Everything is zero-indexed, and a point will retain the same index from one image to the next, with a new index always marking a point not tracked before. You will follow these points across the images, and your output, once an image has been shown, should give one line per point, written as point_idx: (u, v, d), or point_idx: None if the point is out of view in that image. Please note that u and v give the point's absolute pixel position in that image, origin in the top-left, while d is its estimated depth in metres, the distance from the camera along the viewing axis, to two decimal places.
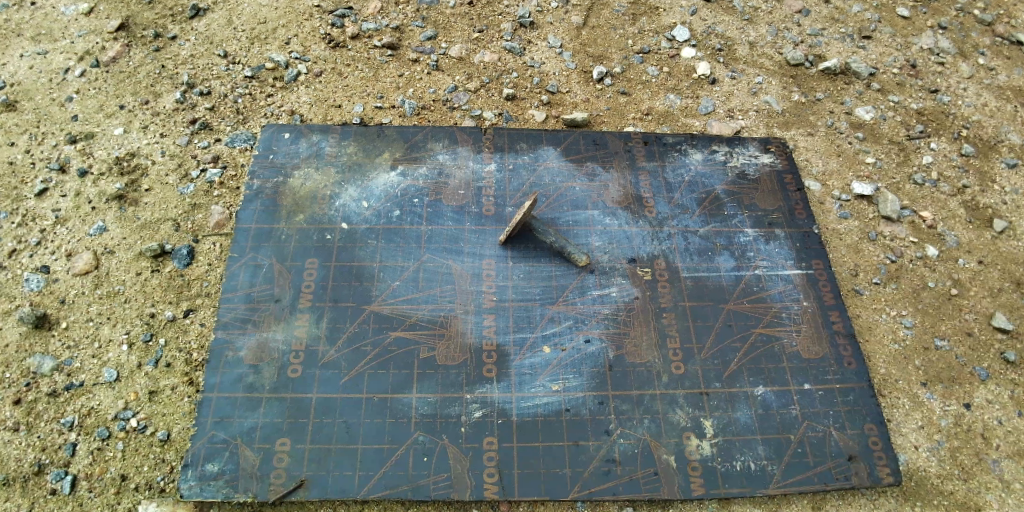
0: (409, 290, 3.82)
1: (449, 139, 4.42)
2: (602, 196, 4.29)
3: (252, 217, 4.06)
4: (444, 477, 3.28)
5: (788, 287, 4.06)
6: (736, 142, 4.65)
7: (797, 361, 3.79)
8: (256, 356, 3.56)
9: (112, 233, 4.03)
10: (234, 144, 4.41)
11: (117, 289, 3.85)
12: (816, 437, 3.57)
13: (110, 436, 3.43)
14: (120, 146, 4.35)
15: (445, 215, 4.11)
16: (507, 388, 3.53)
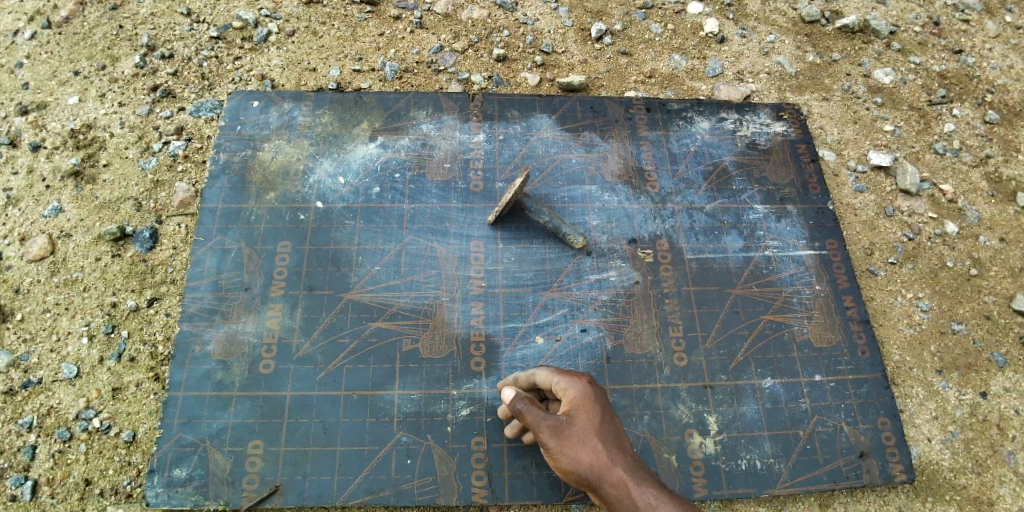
0: (390, 276, 3.53)
1: (433, 107, 4.04)
2: (600, 170, 3.96)
3: (218, 196, 3.72)
4: (429, 480, 3.07)
5: (800, 269, 3.76)
6: (746, 108, 4.26)
7: (808, 350, 3.54)
8: (225, 351, 3.29)
9: (69, 214, 3.70)
10: (199, 113, 4.03)
11: (75, 276, 3.55)
12: (826, 433, 3.36)
13: (72, 438, 3.21)
14: (75, 117, 3.97)
15: (429, 191, 3.78)
16: (496, 383, 3.28)
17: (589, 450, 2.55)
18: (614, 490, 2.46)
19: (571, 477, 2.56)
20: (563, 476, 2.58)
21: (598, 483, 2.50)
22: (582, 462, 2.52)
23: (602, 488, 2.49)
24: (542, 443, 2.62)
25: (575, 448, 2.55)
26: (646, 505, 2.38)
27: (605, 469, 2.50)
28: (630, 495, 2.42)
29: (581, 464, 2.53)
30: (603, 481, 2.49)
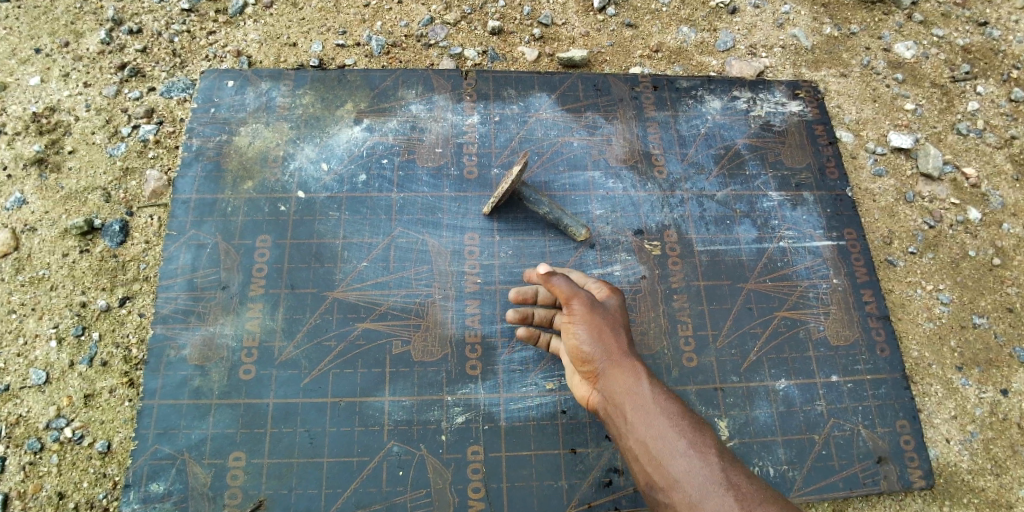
0: (378, 272, 3.29)
1: (423, 85, 3.75)
2: (604, 154, 3.68)
3: (191, 186, 3.45)
4: (423, 493, 2.89)
5: (817, 262, 3.52)
6: (761, 86, 3.96)
7: (824, 349, 3.34)
8: (202, 356, 3.08)
9: (33, 206, 3.43)
10: (170, 94, 3.74)
11: (41, 274, 3.30)
12: (843, 438, 3.19)
13: (43, 449, 3.01)
14: (37, 99, 3.66)
15: (420, 179, 3.52)
16: (494, 388, 3.08)
17: (611, 334, 2.55)
18: (624, 375, 2.43)
19: (584, 353, 2.54)
20: (576, 351, 2.57)
21: (609, 366, 2.48)
22: (601, 339, 2.52)
23: (611, 372, 2.47)
24: (566, 315, 2.63)
25: (598, 327, 2.55)
26: (651, 395, 2.34)
27: (620, 356, 2.49)
28: (637, 385, 2.38)
29: (599, 343, 2.52)
30: (614, 365, 2.47)
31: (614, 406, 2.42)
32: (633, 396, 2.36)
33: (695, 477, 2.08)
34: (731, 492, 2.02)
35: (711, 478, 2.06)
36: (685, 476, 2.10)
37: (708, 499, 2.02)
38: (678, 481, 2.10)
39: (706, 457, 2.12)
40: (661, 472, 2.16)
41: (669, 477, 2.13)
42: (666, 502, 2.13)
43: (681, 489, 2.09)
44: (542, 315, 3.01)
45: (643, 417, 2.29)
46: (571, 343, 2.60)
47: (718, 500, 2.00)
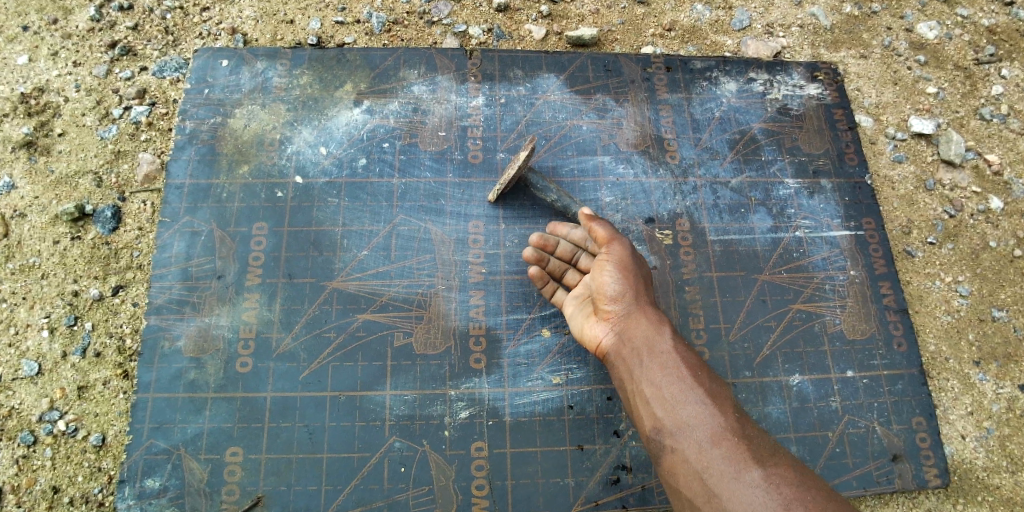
0: (379, 261, 3.18)
1: (426, 65, 3.59)
2: (614, 138, 3.53)
3: (185, 170, 3.33)
4: (426, 490, 2.81)
5: (834, 253, 3.40)
6: (778, 67, 3.79)
7: (840, 343, 3.23)
8: (198, 347, 2.99)
9: (21, 191, 3.30)
10: (163, 73, 3.59)
11: (31, 262, 3.19)
12: (857, 435, 3.09)
13: (37, 442, 2.94)
14: (25, 79, 3.51)
15: (422, 163, 3.38)
16: (499, 382, 2.98)
17: (639, 284, 2.73)
18: (648, 323, 2.62)
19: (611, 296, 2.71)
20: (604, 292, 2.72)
21: (634, 312, 2.66)
22: (632, 286, 2.71)
23: (635, 319, 2.64)
24: (602, 257, 2.79)
25: (631, 276, 2.73)
26: (671, 345, 2.55)
27: (646, 305, 2.68)
28: (660, 333, 2.57)
29: (628, 290, 2.70)
30: (640, 313, 2.66)
31: (632, 350, 2.60)
32: (655, 342, 2.55)
33: (710, 424, 2.30)
34: (740, 441, 2.26)
35: (723, 426, 2.29)
36: (699, 422, 2.31)
37: (719, 444, 2.24)
38: (692, 425, 2.32)
39: (719, 407, 2.36)
40: (675, 415, 2.36)
41: (682, 421, 2.34)
42: (673, 442, 2.34)
43: (693, 430, 2.31)
44: (556, 266, 3.03)
45: (664, 363, 2.49)
46: (599, 286, 2.75)
47: (728, 446, 2.24)
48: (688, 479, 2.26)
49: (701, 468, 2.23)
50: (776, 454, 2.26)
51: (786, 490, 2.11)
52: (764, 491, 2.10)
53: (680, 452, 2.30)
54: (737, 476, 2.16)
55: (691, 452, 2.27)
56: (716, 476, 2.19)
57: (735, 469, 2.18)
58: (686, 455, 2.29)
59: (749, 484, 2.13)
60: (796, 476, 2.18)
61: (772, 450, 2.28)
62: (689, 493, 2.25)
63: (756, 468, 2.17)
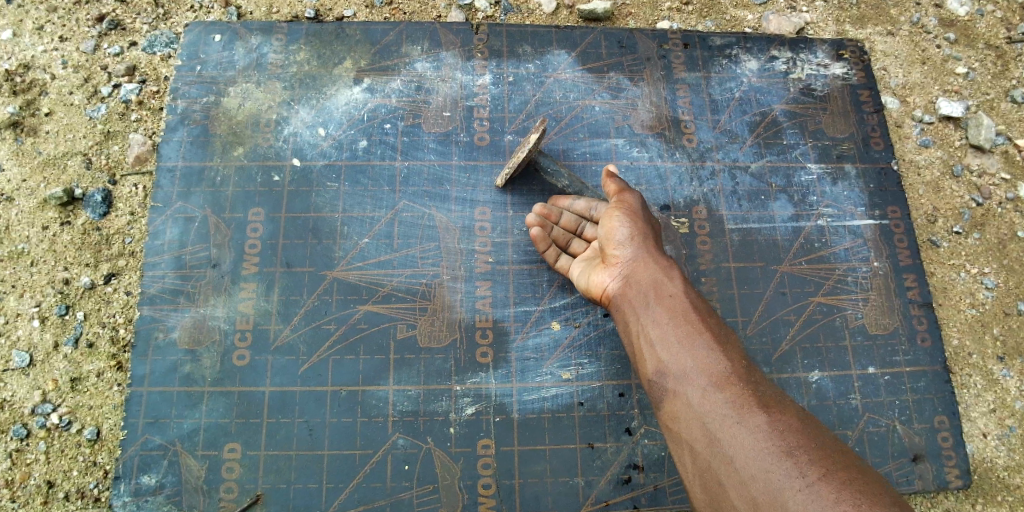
0: (381, 250, 3.03)
1: (430, 41, 3.40)
2: (628, 119, 3.35)
3: (177, 152, 3.18)
4: (430, 489, 2.72)
5: (857, 243, 3.24)
6: (802, 45, 3.58)
7: (862, 338, 3.10)
8: (193, 339, 2.90)
9: (8, 173, 3.16)
10: (153, 49, 3.41)
11: (20, 248, 3.06)
12: (878, 434, 2.98)
13: (30, 436, 2.84)
14: (9, 55, 3.34)
15: (426, 146, 3.21)
16: (506, 378, 2.87)
17: (649, 231, 2.61)
18: (656, 268, 2.50)
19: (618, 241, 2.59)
20: (610, 237, 2.61)
21: (642, 258, 2.54)
22: (640, 234, 2.59)
23: (643, 265, 2.52)
24: (612, 207, 2.69)
25: (638, 224, 2.62)
26: (680, 290, 2.42)
27: (654, 250, 2.56)
28: (668, 279, 2.46)
29: (636, 235, 2.59)
30: (648, 258, 2.53)
31: (638, 295, 2.48)
32: (663, 287, 2.43)
33: (715, 367, 2.16)
34: (746, 386, 2.11)
35: (729, 370, 2.15)
36: (703, 366, 2.18)
37: (723, 388, 2.10)
38: (696, 369, 2.18)
39: (727, 352, 2.21)
40: (679, 358, 2.24)
41: (686, 364, 2.21)
42: (676, 385, 2.22)
43: (696, 374, 2.17)
44: (560, 234, 2.94)
45: (671, 308, 2.36)
46: (606, 233, 2.64)
47: (733, 390, 2.09)
48: (689, 423, 2.13)
49: (703, 411, 2.10)
50: (785, 404, 2.09)
51: (792, 437, 1.94)
52: (766, 437, 1.94)
53: (682, 396, 2.18)
54: (739, 419, 2.01)
55: (693, 396, 2.14)
56: (718, 420, 2.05)
57: (738, 413, 2.03)
58: (688, 398, 2.16)
59: (752, 429, 1.98)
60: (805, 425, 2.00)
61: (782, 399, 2.12)
62: (689, 439, 2.12)
63: (761, 414, 2.01)
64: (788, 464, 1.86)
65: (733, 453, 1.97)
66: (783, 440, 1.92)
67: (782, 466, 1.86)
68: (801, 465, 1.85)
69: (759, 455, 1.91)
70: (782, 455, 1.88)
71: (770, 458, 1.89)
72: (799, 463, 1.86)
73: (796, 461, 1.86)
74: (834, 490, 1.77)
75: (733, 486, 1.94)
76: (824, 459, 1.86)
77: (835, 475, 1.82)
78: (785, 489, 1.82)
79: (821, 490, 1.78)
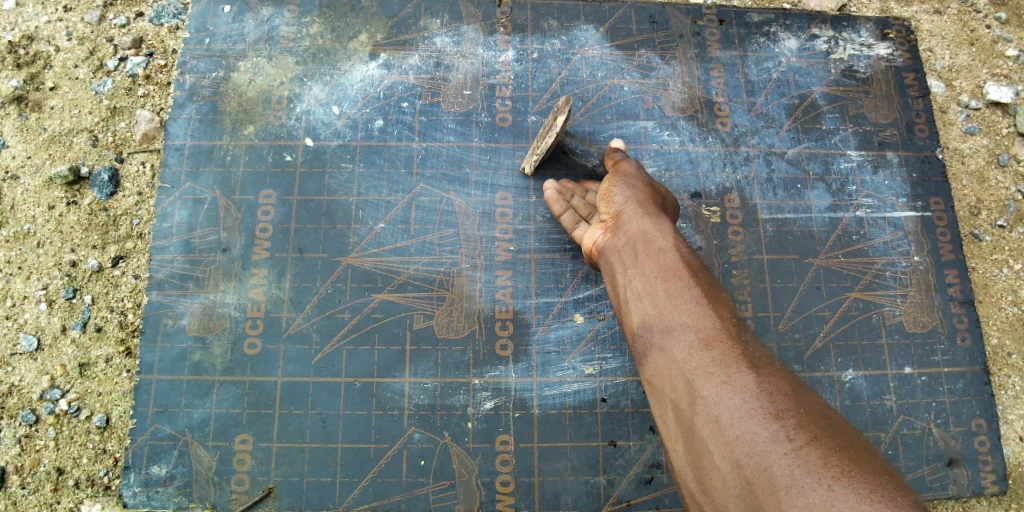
0: (397, 236, 2.91)
1: (450, 14, 3.22)
2: (659, 100, 3.18)
3: (186, 130, 3.05)
4: (446, 485, 2.64)
5: (897, 236, 3.07)
6: (845, 23, 3.37)
7: (899, 336, 2.95)
8: (203, 326, 2.80)
9: (14, 151, 3.05)
10: (160, 20, 3.26)
11: (26, 229, 2.96)
12: (912, 437, 2.85)
13: (39, 422, 2.78)
14: (13, 26, 3.20)
15: (445, 126, 3.06)
16: (526, 372, 2.76)
17: (644, 193, 2.54)
18: (646, 223, 2.40)
19: (612, 198, 2.54)
20: (607, 196, 2.55)
21: (633, 212, 2.46)
22: (636, 194, 2.52)
23: (634, 220, 2.43)
24: (611, 174, 2.65)
25: (634, 186, 2.56)
26: (670, 244, 2.29)
27: (649, 208, 2.46)
28: (658, 233, 2.34)
29: (632, 194, 2.52)
30: (639, 214, 2.44)
31: (628, 250, 2.37)
32: (652, 240, 2.31)
33: (703, 324, 1.97)
34: (736, 345, 1.91)
35: (718, 327, 1.96)
36: (691, 322, 1.99)
37: (711, 345, 1.90)
38: (683, 324, 2.00)
39: (717, 310, 2.03)
40: (666, 312, 2.06)
41: (673, 319, 2.03)
42: (661, 340, 2.03)
43: (683, 329, 1.99)
44: (581, 205, 2.79)
45: (661, 262, 2.22)
46: (603, 194, 2.59)
47: (721, 349, 1.90)
48: (672, 378, 1.94)
49: (687, 367, 1.91)
50: (777, 369, 1.89)
51: (782, 401, 1.74)
52: (754, 397, 1.75)
53: (666, 352, 1.99)
54: (726, 378, 1.81)
55: (678, 352, 1.95)
56: (703, 377, 1.85)
57: (724, 372, 1.84)
58: (672, 355, 1.97)
59: (739, 388, 1.78)
60: (796, 392, 1.80)
61: (773, 365, 1.91)
62: (671, 397, 1.93)
63: (750, 374, 1.81)
64: (776, 427, 1.66)
65: (718, 412, 1.77)
66: (771, 402, 1.72)
67: (768, 428, 1.66)
68: (789, 430, 1.65)
69: (744, 415, 1.71)
70: (769, 417, 1.69)
71: (755, 419, 1.69)
72: (788, 427, 1.66)
73: (784, 425, 1.66)
74: (822, 456, 1.57)
75: (715, 448, 1.74)
76: (814, 427, 1.66)
77: (825, 443, 1.61)
78: (769, 453, 1.62)
79: (809, 454, 1.58)
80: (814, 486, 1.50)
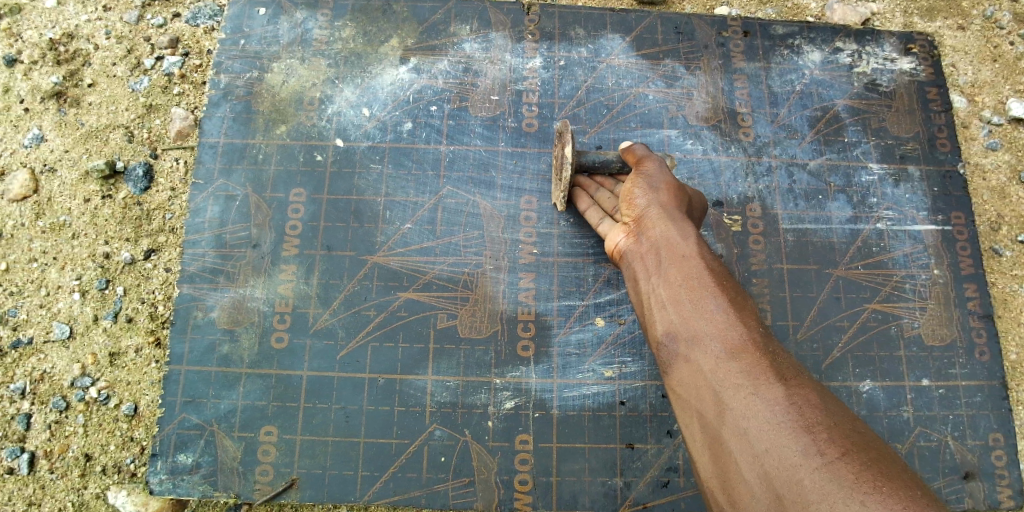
0: (423, 236, 2.96)
1: (479, 21, 3.29)
2: (682, 110, 3.22)
3: (220, 128, 3.13)
4: (466, 482, 2.68)
5: (917, 249, 3.09)
6: (868, 37, 3.40)
7: (917, 349, 2.97)
8: (232, 319, 2.87)
9: (53, 144, 3.13)
10: (197, 22, 3.34)
11: (62, 221, 3.04)
12: (929, 449, 2.86)
13: (69, 408, 2.84)
14: (54, 24, 3.29)
15: (472, 130, 3.12)
16: (547, 373, 2.80)
17: (669, 195, 2.51)
18: (670, 229, 2.39)
19: (634, 200, 2.53)
20: (629, 198, 2.54)
21: (656, 217, 2.44)
22: (658, 196, 2.50)
23: (657, 225, 2.41)
24: (632, 174, 2.61)
25: (657, 187, 2.53)
26: (694, 251, 2.30)
27: (672, 211, 2.45)
28: (682, 239, 2.34)
29: (654, 197, 2.50)
30: (663, 219, 2.42)
31: (652, 256, 2.36)
32: (676, 247, 2.32)
33: (730, 334, 1.98)
34: (763, 356, 1.93)
35: (745, 337, 1.98)
36: (718, 332, 2.01)
37: (737, 356, 1.93)
38: (711, 334, 2.01)
39: (743, 318, 2.04)
40: (692, 322, 2.08)
41: (699, 328, 2.05)
42: (687, 349, 2.04)
43: (710, 339, 2.00)
44: (604, 200, 2.81)
45: (684, 268, 2.23)
46: (625, 196, 2.58)
47: (748, 359, 1.92)
48: (698, 389, 1.96)
49: (713, 378, 1.93)
50: (805, 378, 1.91)
51: (812, 413, 1.76)
52: (784, 410, 1.77)
53: (692, 361, 2.01)
54: (755, 390, 1.84)
55: (705, 361, 1.97)
56: (731, 388, 1.88)
57: (753, 384, 1.86)
58: (699, 364, 1.99)
59: (768, 400, 1.80)
60: (824, 403, 1.82)
61: (800, 375, 1.93)
62: (698, 407, 1.95)
63: (778, 386, 1.83)
64: (807, 440, 1.68)
65: (747, 424, 1.79)
66: (801, 415, 1.75)
67: (800, 442, 1.69)
68: (821, 443, 1.67)
69: (775, 428, 1.74)
70: (800, 430, 1.71)
71: (786, 432, 1.72)
72: (819, 440, 1.68)
73: (815, 438, 1.69)
74: (855, 470, 1.59)
75: (744, 460, 1.76)
76: (846, 440, 1.69)
77: (857, 456, 1.64)
78: (800, 467, 1.64)
79: (841, 469, 1.60)
80: (847, 501, 1.53)
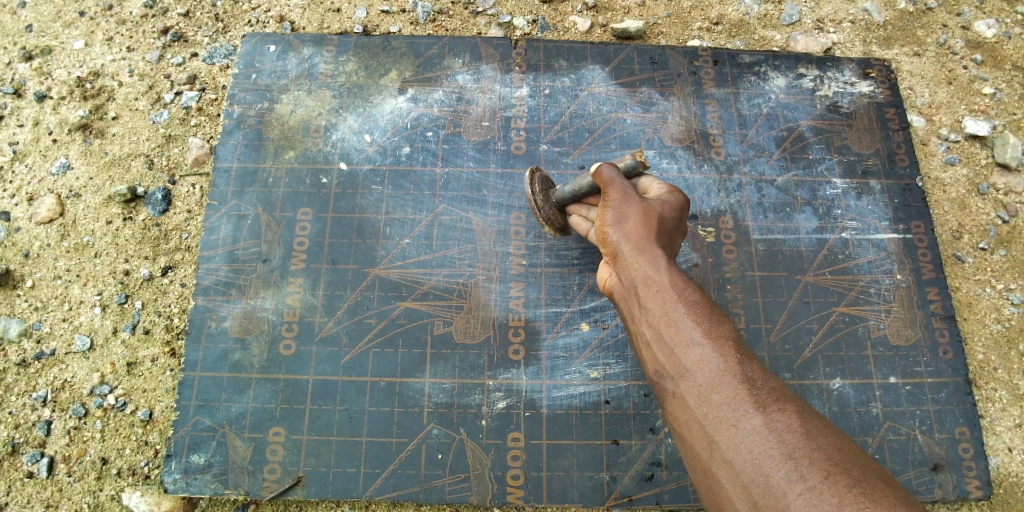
0: (421, 250, 3.20)
1: (471, 55, 3.59)
2: (658, 132, 3.50)
3: (233, 154, 3.40)
4: (461, 478, 2.85)
5: (880, 256, 3.32)
6: (829, 64, 3.69)
7: (883, 348, 3.17)
8: (243, 329, 3.08)
9: (78, 171, 3.40)
10: (212, 60, 3.64)
11: (85, 241, 3.28)
12: (898, 442, 3.04)
13: (88, 415, 3.03)
14: (82, 63, 3.60)
15: (465, 153, 3.39)
16: (536, 375, 2.99)
17: (638, 225, 2.56)
18: (644, 263, 2.45)
19: (607, 237, 2.61)
20: (602, 236, 2.62)
21: (630, 253, 2.51)
22: (627, 228, 2.56)
23: (631, 260, 2.49)
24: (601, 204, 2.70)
25: (625, 215, 2.59)
26: (668, 282, 2.35)
27: (642, 241, 2.51)
28: (655, 271, 2.39)
29: (623, 230, 2.56)
30: (635, 252, 2.49)
31: (633, 292, 2.44)
32: (652, 282, 2.37)
33: (709, 367, 2.05)
34: (742, 384, 1.98)
35: (723, 367, 2.04)
36: (698, 366, 2.07)
37: (717, 389, 1.99)
38: (692, 369, 2.08)
39: (721, 346, 2.09)
40: (675, 358, 2.15)
41: (681, 364, 2.12)
42: (673, 385, 2.13)
43: (692, 374, 2.08)
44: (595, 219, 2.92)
45: (661, 303, 2.29)
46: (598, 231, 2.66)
47: (728, 390, 1.98)
48: (688, 424, 2.05)
49: (698, 413, 2.01)
50: (787, 399, 1.95)
51: (793, 437, 1.82)
52: (765, 438, 1.84)
53: (680, 397, 2.10)
54: (736, 421, 1.91)
55: (689, 397, 2.05)
56: (714, 421, 1.96)
57: (734, 415, 1.93)
58: (685, 400, 2.07)
59: (749, 430, 1.87)
60: (807, 425, 1.87)
61: (784, 395, 1.97)
62: (691, 441, 2.04)
63: (758, 414, 1.89)
64: (789, 466, 1.75)
65: (732, 456, 1.88)
66: (782, 441, 1.81)
67: (783, 469, 1.76)
68: (802, 469, 1.73)
69: (757, 458, 1.81)
70: (782, 456, 1.78)
71: (769, 461, 1.79)
72: (801, 465, 1.74)
73: (797, 464, 1.75)
74: (836, 494, 1.65)
75: (734, 490, 1.86)
76: (828, 462, 1.74)
77: (839, 478, 1.69)
78: (786, 494, 1.71)
79: (823, 494, 1.66)
80: None
